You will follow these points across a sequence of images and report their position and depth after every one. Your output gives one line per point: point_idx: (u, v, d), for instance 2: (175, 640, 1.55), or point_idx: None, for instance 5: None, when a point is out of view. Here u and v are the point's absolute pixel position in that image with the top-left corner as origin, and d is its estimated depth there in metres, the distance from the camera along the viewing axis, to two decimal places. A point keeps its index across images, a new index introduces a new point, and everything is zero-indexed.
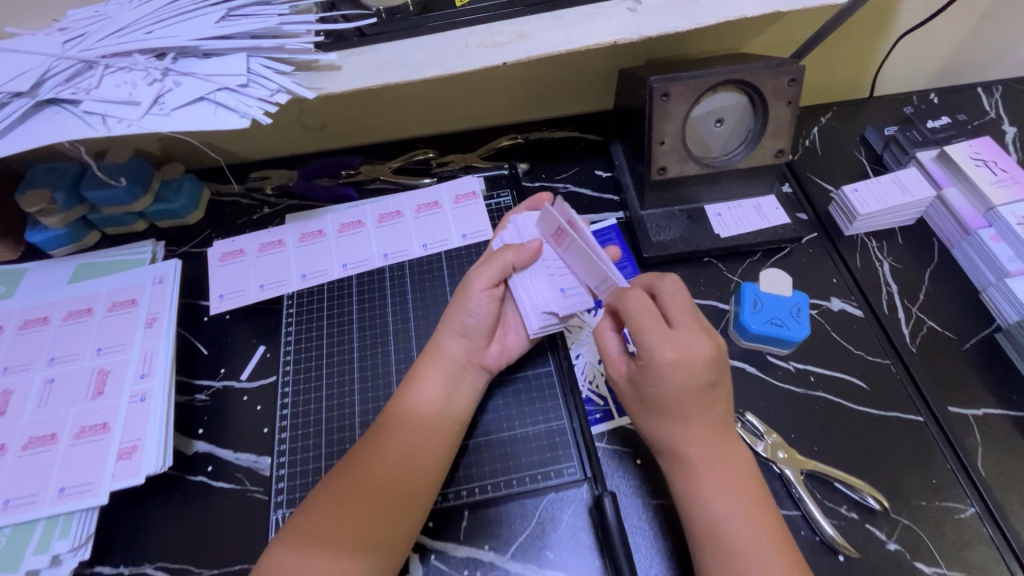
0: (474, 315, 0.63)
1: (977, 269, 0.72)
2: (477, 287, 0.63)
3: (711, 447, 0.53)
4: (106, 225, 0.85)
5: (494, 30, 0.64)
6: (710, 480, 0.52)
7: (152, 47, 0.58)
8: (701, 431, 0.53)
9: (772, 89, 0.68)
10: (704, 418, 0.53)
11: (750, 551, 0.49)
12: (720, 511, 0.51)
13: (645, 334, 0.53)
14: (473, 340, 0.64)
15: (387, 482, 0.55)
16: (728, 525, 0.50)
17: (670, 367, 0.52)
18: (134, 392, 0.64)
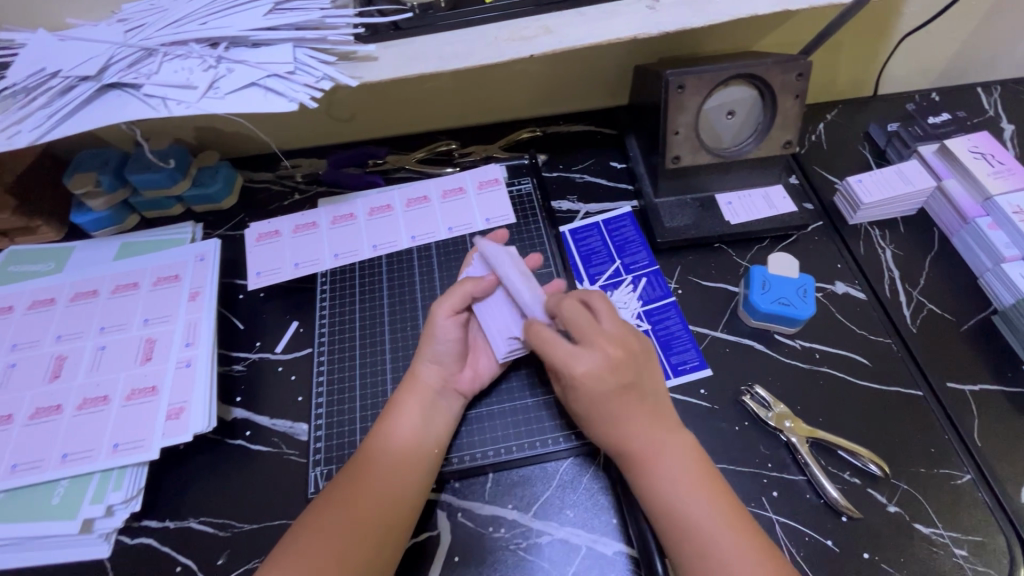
0: (443, 342, 0.66)
1: (975, 256, 0.76)
2: (442, 315, 0.66)
3: (657, 437, 0.57)
4: (146, 208, 0.88)
5: (521, 24, 0.68)
6: (666, 471, 0.55)
7: (208, 36, 0.62)
8: (644, 425, 0.57)
9: (780, 83, 0.72)
10: (642, 414, 0.58)
11: (715, 531, 0.52)
12: (685, 496, 0.54)
13: (560, 359, 0.59)
14: (446, 366, 0.66)
15: (364, 489, 0.57)
16: (691, 506, 0.53)
17: (585, 379, 0.58)
18: (181, 359, 0.69)
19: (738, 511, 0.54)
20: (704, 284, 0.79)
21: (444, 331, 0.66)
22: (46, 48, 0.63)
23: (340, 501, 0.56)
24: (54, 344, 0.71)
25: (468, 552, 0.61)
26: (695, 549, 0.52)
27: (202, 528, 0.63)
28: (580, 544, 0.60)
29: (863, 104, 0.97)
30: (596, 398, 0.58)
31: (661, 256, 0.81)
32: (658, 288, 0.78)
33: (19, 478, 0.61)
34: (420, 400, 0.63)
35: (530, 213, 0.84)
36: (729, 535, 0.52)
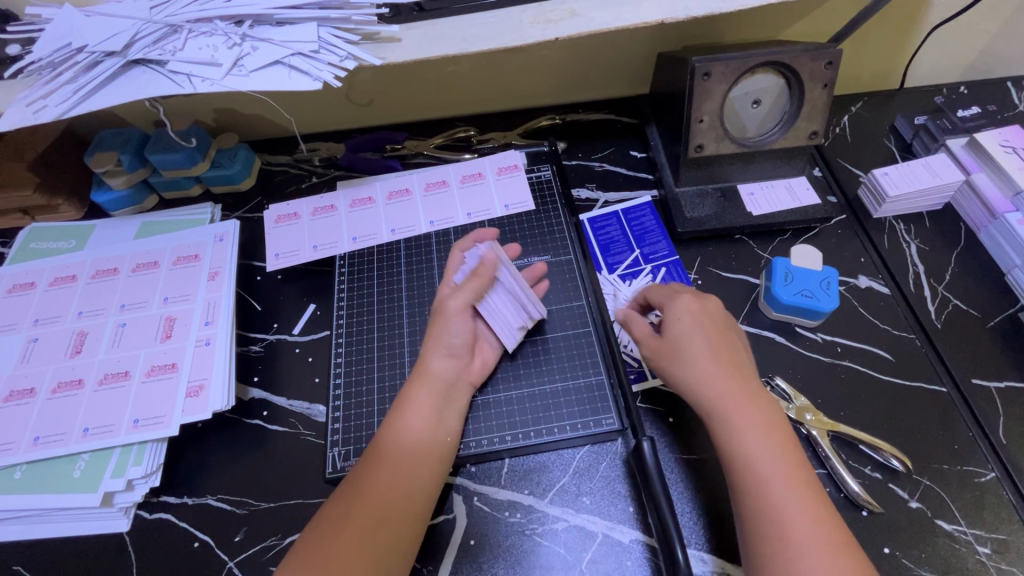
0: (455, 334, 0.65)
1: (1003, 252, 0.75)
2: (455, 310, 0.64)
3: (728, 406, 0.55)
4: (164, 188, 0.88)
5: (546, 7, 0.67)
6: (740, 444, 0.53)
7: (232, 14, 0.62)
8: (749, 425, 0.54)
9: (809, 71, 0.71)
10: (752, 411, 0.55)
11: (785, 505, 0.50)
12: (755, 467, 0.52)
13: (671, 296, 0.64)
14: (459, 358, 0.66)
15: (393, 464, 0.57)
16: (761, 478, 0.51)
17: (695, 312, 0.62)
18: (200, 337, 0.69)
19: (814, 487, 0.51)
20: (723, 276, 0.78)
21: (457, 322, 0.64)
22: (71, 23, 0.63)
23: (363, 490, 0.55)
24: (76, 320, 0.71)
25: (483, 536, 0.61)
26: (765, 526, 0.49)
27: (219, 505, 0.64)
28: (596, 532, 0.60)
29: (890, 97, 0.95)
30: (691, 335, 0.60)
31: (681, 246, 0.81)
32: (677, 278, 0.77)
33: (42, 451, 0.62)
34: (437, 389, 0.63)
35: (549, 200, 0.83)
36: (800, 511, 0.49)
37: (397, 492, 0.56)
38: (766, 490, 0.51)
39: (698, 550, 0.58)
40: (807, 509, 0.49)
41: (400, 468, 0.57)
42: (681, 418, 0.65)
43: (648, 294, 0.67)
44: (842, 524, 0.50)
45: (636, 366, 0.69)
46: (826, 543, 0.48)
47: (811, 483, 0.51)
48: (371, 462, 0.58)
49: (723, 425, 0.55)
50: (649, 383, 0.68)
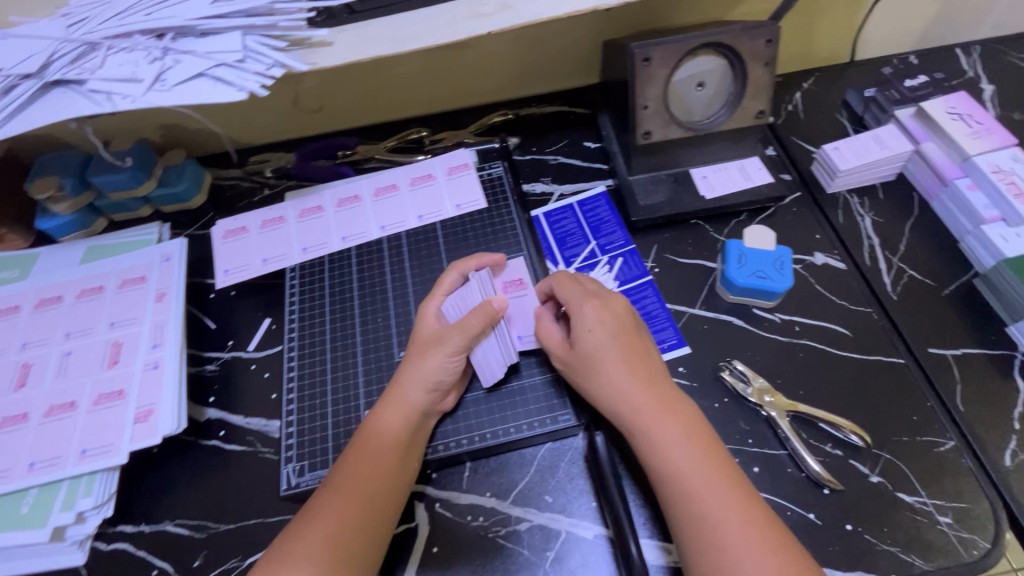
0: (446, 372, 0.62)
1: (955, 219, 0.74)
2: (450, 350, 0.61)
3: (650, 416, 0.56)
4: (113, 211, 0.87)
5: (478, 1, 0.67)
6: (665, 453, 0.54)
7: (152, 28, 0.60)
8: (690, 461, 0.53)
9: (749, 50, 0.70)
10: (693, 442, 0.54)
11: (718, 515, 0.50)
12: (685, 479, 0.52)
13: (583, 296, 0.63)
14: (439, 393, 0.63)
15: (355, 499, 0.55)
16: (689, 489, 0.52)
17: (615, 321, 0.61)
18: (148, 361, 0.67)
19: (743, 488, 0.52)
20: (680, 261, 0.77)
21: (447, 370, 0.62)
22: None
23: (320, 524, 0.53)
24: (20, 352, 0.70)
25: (446, 542, 0.60)
26: (696, 531, 0.50)
27: (177, 531, 0.62)
28: (559, 529, 0.59)
29: (842, 71, 0.95)
30: (615, 343, 0.60)
31: (637, 235, 0.80)
32: (634, 267, 0.77)
33: None
34: (400, 424, 0.60)
35: (501, 197, 0.81)
36: (730, 513, 0.50)
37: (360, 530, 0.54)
38: (704, 506, 0.51)
39: (659, 541, 0.57)
40: (733, 505, 0.50)
41: (338, 492, 0.56)
42: None
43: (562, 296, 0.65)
44: (774, 521, 0.51)
45: None
46: (762, 544, 0.48)
47: (736, 485, 0.52)
48: (332, 495, 0.56)
49: (664, 458, 0.54)
50: None
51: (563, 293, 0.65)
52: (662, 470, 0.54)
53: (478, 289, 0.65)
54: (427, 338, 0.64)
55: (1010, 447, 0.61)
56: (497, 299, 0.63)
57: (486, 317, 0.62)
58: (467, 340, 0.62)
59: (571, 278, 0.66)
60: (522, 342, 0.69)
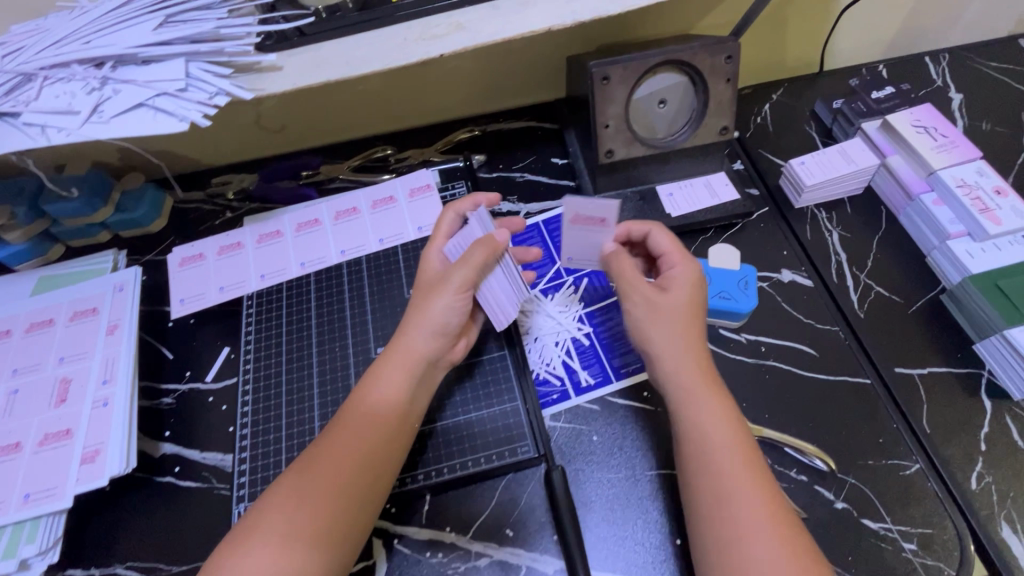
0: (450, 313, 0.61)
1: (922, 233, 0.73)
2: (455, 287, 0.60)
3: (693, 384, 0.56)
4: (69, 237, 0.85)
5: (431, 22, 0.65)
6: (697, 424, 0.54)
7: (90, 57, 0.58)
8: (726, 435, 0.53)
9: (709, 66, 0.69)
10: (725, 415, 0.55)
11: (738, 490, 0.50)
12: (716, 449, 0.53)
13: (679, 253, 0.64)
14: (445, 339, 0.62)
15: (359, 461, 0.55)
16: (717, 461, 0.52)
17: (689, 282, 0.62)
18: (97, 398, 0.65)
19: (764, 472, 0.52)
20: None
21: (450, 313, 0.61)
22: None
23: (331, 475, 0.54)
24: None
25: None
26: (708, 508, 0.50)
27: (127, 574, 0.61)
28: (519, 564, 0.58)
29: (812, 81, 0.94)
30: (683, 303, 0.61)
31: None
32: (600, 288, 0.75)
33: None
34: (407, 373, 0.59)
35: None
36: (752, 491, 0.50)
37: (350, 499, 0.53)
38: (723, 480, 0.51)
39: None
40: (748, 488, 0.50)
41: (354, 450, 0.55)
42: (604, 436, 0.65)
43: (654, 245, 0.66)
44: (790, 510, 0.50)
45: (559, 385, 0.68)
46: (771, 524, 0.48)
47: (760, 468, 0.52)
48: (345, 447, 0.55)
49: (702, 426, 0.54)
50: (572, 401, 0.67)
51: (658, 243, 0.65)
52: (691, 442, 0.54)
53: (477, 225, 0.63)
54: (438, 274, 0.63)
55: (976, 469, 0.60)
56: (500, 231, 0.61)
57: (490, 250, 0.60)
58: (473, 274, 0.60)
59: (669, 231, 0.66)
60: (572, 262, 0.71)
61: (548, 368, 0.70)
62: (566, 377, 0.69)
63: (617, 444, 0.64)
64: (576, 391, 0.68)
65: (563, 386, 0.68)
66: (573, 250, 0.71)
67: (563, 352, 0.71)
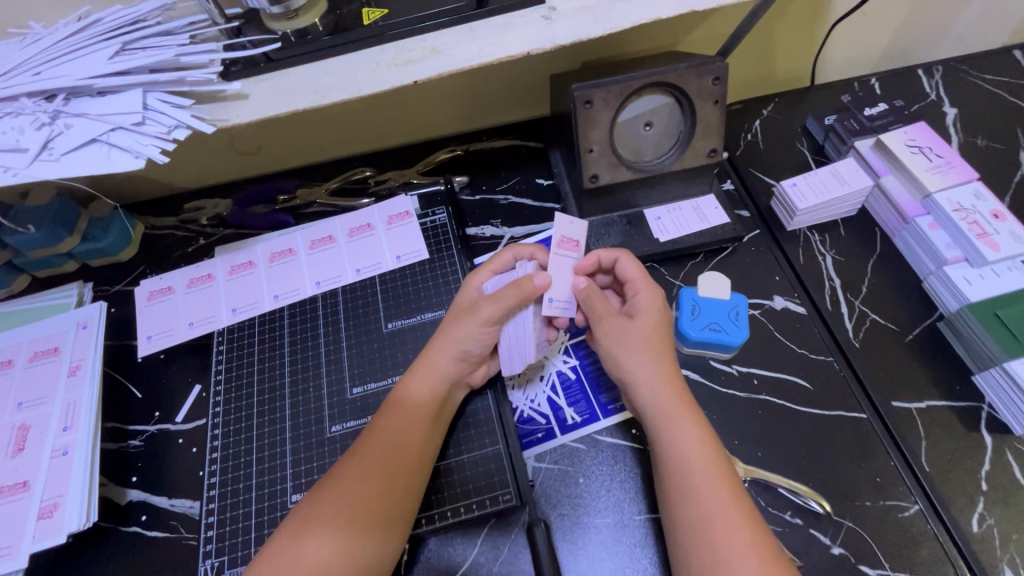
0: (476, 343, 0.62)
1: (917, 257, 0.71)
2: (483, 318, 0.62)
3: (670, 415, 0.55)
4: (35, 267, 0.81)
5: (405, 46, 0.62)
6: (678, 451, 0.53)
7: (41, 89, 0.55)
8: (699, 467, 0.52)
9: (696, 88, 0.66)
10: (703, 445, 0.54)
11: (721, 524, 0.49)
12: (694, 482, 0.51)
13: (645, 280, 0.63)
14: (469, 364, 0.64)
15: (390, 474, 0.56)
16: (693, 494, 0.51)
17: (654, 309, 0.61)
18: (56, 446, 0.62)
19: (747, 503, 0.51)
20: None
21: (478, 342, 0.62)
22: None
23: (319, 513, 0.53)
24: None
25: None
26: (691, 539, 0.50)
27: None
28: None
29: (803, 95, 0.92)
30: (650, 331, 0.60)
31: None
32: None
33: None
34: (431, 396, 0.61)
35: (444, 245, 0.77)
36: (732, 526, 0.49)
37: (399, 486, 0.56)
38: (704, 514, 0.50)
39: None
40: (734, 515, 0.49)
41: (383, 453, 0.57)
42: (590, 480, 0.62)
43: (621, 271, 0.65)
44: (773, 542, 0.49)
45: (544, 423, 0.66)
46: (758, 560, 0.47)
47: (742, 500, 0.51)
48: (367, 458, 0.57)
49: (678, 460, 0.53)
50: (558, 440, 0.64)
51: (625, 269, 0.64)
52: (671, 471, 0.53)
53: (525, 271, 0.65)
54: (470, 303, 0.64)
55: (978, 510, 0.57)
56: (540, 275, 0.62)
57: (521, 293, 0.61)
58: (502, 311, 0.61)
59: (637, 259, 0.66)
60: (552, 304, 0.64)
61: (532, 406, 0.67)
62: (551, 415, 0.66)
63: (605, 484, 0.61)
64: (562, 429, 0.65)
65: (549, 424, 0.65)
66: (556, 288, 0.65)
67: (547, 387, 0.68)
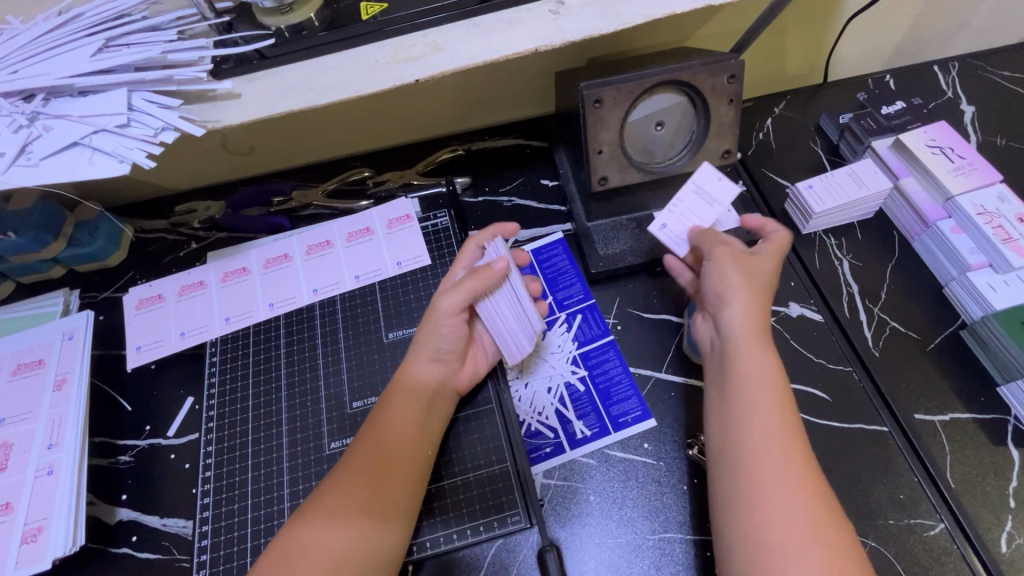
0: (446, 339, 0.61)
1: (938, 262, 0.69)
2: (448, 312, 0.60)
3: (766, 367, 0.52)
4: (19, 274, 0.78)
5: (406, 42, 0.58)
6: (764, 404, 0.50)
7: (18, 89, 0.52)
8: (780, 428, 0.49)
9: (711, 86, 0.63)
10: (787, 408, 0.50)
11: (792, 492, 0.46)
12: (773, 441, 0.48)
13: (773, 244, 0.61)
14: (447, 363, 0.62)
15: (384, 480, 0.54)
16: (769, 456, 0.48)
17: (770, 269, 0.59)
18: (41, 465, 0.59)
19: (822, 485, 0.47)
20: (645, 317, 0.70)
21: (445, 336, 0.61)
22: None
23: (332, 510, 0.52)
24: None
25: None
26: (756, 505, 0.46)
27: None
28: None
29: (815, 92, 0.89)
30: (762, 286, 0.58)
31: (597, 287, 0.73)
32: (595, 325, 0.70)
33: None
34: (414, 404, 0.59)
35: (446, 250, 0.75)
36: (802, 495, 0.46)
37: (403, 470, 0.56)
38: (774, 475, 0.47)
39: None
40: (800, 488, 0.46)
41: (374, 456, 0.55)
42: (601, 497, 0.59)
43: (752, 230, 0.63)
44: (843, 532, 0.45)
45: (552, 437, 0.63)
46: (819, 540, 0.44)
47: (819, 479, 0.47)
48: (364, 456, 0.56)
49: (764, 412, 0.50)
50: (568, 455, 0.62)
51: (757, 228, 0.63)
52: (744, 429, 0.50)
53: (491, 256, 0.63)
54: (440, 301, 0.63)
55: (1006, 529, 0.55)
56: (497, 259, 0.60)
57: (481, 280, 0.60)
58: (465, 300, 0.60)
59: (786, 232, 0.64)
60: (663, 230, 0.65)
61: (540, 419, 0.64)
62: (560, 429, 0.63)
63: (616, 502, 0.59)
64: (571, 445, 0.62)
65: (558, 438, 0.63)
66: (667, 216, 0.65)
67: (555, 400, 0.65)
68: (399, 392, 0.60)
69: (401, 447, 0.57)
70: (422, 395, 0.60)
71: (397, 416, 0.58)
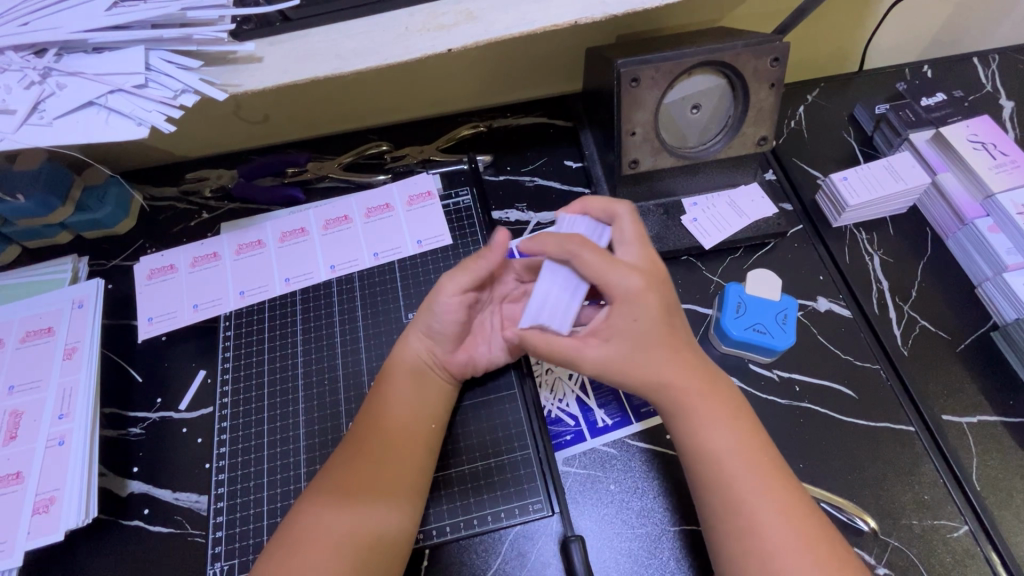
0: (440, 317, 0.59)
1: (972, 261, 0.67)
2: (448, 291, 0.59)
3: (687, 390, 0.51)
4: (25, 237, 0.75)
5: (439, 9, 0.55)
6: (707, 430, 0.50)
7: (29, 42, 0.49)
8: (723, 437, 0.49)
9: (753, 69, 0.61)
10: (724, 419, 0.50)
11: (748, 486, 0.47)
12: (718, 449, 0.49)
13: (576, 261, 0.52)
14: (439, 342, 0.60)
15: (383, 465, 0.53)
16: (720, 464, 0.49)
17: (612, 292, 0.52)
18: (53, 435, 0.58)
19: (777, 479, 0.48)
20: None
21: (438, 316, 0.59)
22: None
23: (337, 488, 0.52)
24: None
25: None
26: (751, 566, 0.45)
27: None
28: None
29: (850, 80, 0.86)
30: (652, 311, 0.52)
31: None
32: None
33: None
34: (415, 382, 0.59)
35: (467, 229, 0.73)
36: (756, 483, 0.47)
37: (405, 449, 0.55)
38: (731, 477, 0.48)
39: None
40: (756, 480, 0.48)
41: (367, 437, 0.55)
42: (622, 487, 0.58)
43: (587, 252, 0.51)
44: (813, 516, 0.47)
45: (572, 425, 0.62)
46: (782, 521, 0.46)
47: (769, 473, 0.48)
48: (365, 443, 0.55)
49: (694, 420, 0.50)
50: (590, 443, 0.61)
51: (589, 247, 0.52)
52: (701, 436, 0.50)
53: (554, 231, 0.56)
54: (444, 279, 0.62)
55: None
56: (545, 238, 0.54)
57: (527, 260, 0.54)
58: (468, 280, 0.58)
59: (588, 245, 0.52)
60: (695, 222, 0.71)
61: (560, 405, 0.63)
62: (581, 417, 0.62)
63: (636, 492, 0.58)
64: (592, 433, 0.61)
65: (579, 427, 0.62)
66: (697, 209, 0.71)
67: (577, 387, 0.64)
68: (400, 371, 0.59)
69: (403, 427, 0.56)
70: (422, 373, 0.59)
71: (399, 395, 0.57)
